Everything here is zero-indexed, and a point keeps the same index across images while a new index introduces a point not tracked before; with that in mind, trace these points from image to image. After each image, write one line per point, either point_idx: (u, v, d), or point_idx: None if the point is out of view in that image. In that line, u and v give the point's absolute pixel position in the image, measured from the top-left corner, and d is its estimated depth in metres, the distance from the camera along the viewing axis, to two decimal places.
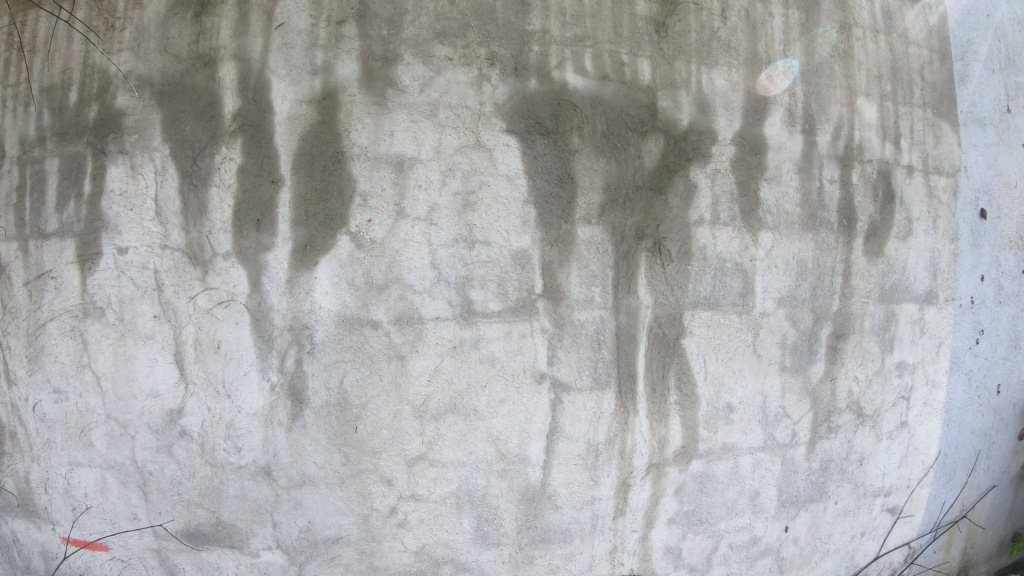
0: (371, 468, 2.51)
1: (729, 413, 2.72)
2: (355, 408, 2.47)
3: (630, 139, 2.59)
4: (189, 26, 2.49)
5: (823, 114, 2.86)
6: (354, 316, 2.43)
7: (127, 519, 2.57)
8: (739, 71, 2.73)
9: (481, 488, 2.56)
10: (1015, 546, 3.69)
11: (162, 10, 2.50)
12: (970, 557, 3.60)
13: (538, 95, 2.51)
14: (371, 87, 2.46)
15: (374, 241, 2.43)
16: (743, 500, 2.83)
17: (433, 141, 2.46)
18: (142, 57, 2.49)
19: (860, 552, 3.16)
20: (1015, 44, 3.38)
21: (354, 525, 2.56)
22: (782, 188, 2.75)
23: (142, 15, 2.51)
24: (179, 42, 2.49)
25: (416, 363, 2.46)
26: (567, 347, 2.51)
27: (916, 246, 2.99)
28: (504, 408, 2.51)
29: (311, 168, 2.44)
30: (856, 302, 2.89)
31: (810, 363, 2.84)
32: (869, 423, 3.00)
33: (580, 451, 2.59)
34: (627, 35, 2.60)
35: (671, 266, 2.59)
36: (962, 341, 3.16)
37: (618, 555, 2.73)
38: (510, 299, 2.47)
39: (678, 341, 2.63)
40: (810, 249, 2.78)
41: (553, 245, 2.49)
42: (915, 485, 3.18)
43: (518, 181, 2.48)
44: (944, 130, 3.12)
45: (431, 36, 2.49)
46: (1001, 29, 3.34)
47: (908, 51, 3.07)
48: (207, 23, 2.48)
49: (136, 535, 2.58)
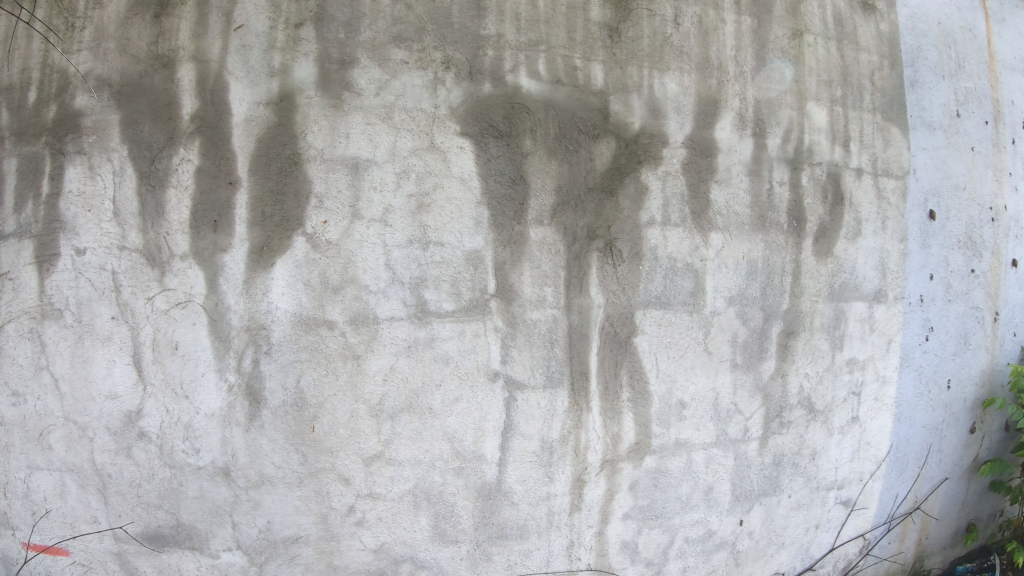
0: (328, 467, 2.53)
1: (681, 409, 2.79)
2: (311, 408, 2.49)
3: (581, 142, 2.64)
4: (149, 27, 2.49)
5: (773, 117, 2.94)
6: (310, 316, 2.45)
7: (87, 522, 2.54)
8: (691, 76, 2.79)
9: (437, 486, 2.59)
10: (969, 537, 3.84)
11: (122, 10, 2.50)
12: (924, 548, 3.73)
13: (492, 98, 2.55)
14: (328, 90, 2.48)
15: (329, 242, 2.46)
16: (697, 494, 2.90)
17: (389, 143, 2.49)
18: (101, 57, 2.49)
19: (815, 544, 3.24)
20: (963, 51, 3.53)
21: (313, 524, 2.57)
22: (732, 190, 2.82)
23: (102, 15, 2.50)
24: (138, 43, 2.49)
25: (372, 363, 2.49)
26: (520, 346, 2.56)
27: (864, 246, 3.09)
28: (459, 407, 2.54)
29: (267, 170, 2.46)
30: (806, 301, 2.97)
31: (761, 360, 2.92)
32: (820, 418, 3.09)
33: (535, 448, 2.63)
34: (581, 40, 2.66)
35: (623, 266, 2.65)
36: (911, 338, 3.27)
37: (575, 551, 2.77)
38: (463, 299, 2.51)
39: (629, 340, 2.69)
40: (759, 249, 2.86)
41: (507, 246, 2.54)
42: (867, 478, 3.27)
43: (472, 183, 2.52)
44: (892, 134, 3.22)
45: (388, 40, 2.53)
46: (949, 37, 3.47)
47: (857, 57, 3.17)
48: (167, 24, 2.49)
49: (96, 539, 2.55)
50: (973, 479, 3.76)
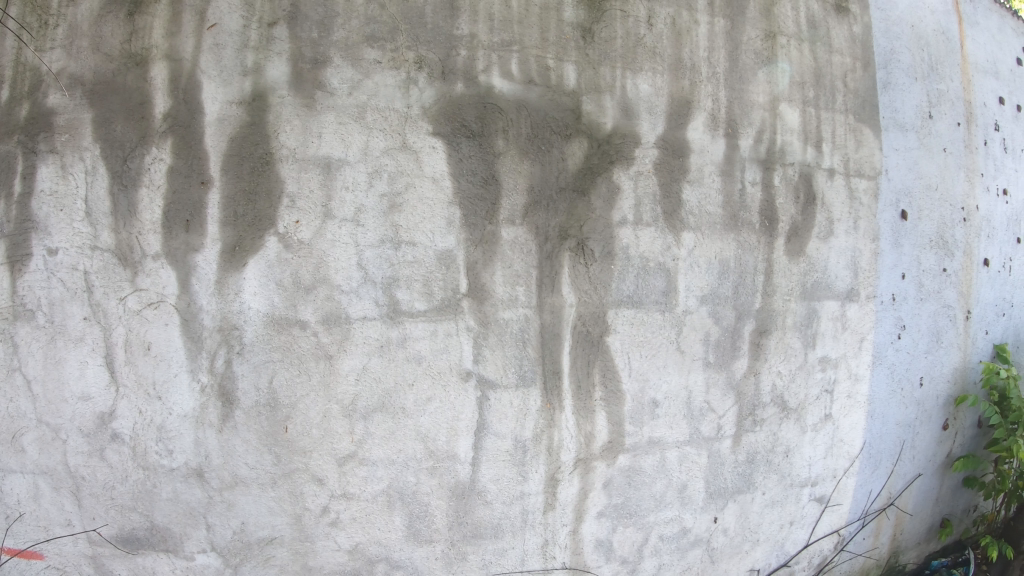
0: (302, 468, 2.52)
1: (654, 407, 2.81)
2: (284, 408, 2.48)
3: (553, 142, 2.65)
4: (122, 25, 2.47)
5: (746, 118, 2.94)
6: (282, 316, 2.45)
7: (61, 526, 2.52)
8: (664, 76, 2.79)
9: (411, 486, 2.59)
10: (942, 532, 3.93)
11: (96, 8, 2.48)
12: (899, 544, 3.79)
13: (464, 98, 2.56)
14: (300, 89, 2.47)
15: (301, 242, 2.45)
16: (671, 492, 2.91)
17: (361, 143, 2.48)
18: (74, 55, 2.46)
19: (789, 540, 3.28)
20: (936, 53, 3.60)
21: (287, 525, 2.57)
22: (704, 190, 2.83)
23: (75, 13, 2.48)
24: (112, 41, 2.47)
25: (344, 363, 2.48)
26: (493, 345, 2.57)
27: (836, 246, 3.12)
28: (432, 406, 2.55)
29: (239, 170, 2.45)
30: (778, 300, 3.00)
31: (733, 359, 2.95)
32: (793, 415, 3.12)
33: (508, 448, 2.64)
34: (554, 40, 2.65)
35: (594, 266, 2.67)
36: (884, 336, 3.31)
37: (550, 549, 2.78)
38: (435, 299, 2.52)
39: (602, 339, 2.70)
40: (731, 249, 2.89)
41: (478, 245, 2.54)
42: (840, 474, 3.32)
43: (444, 183, 2.53)
44: (865, 135, 3.26)
45: (361, 39, 2.52)
46: (922, 40, 3.53)
47: (830, 58, 3.20)
48: (140, 22, 2.48)
49: (70, 542, 2.54)
50: (947, 475, 3.87)
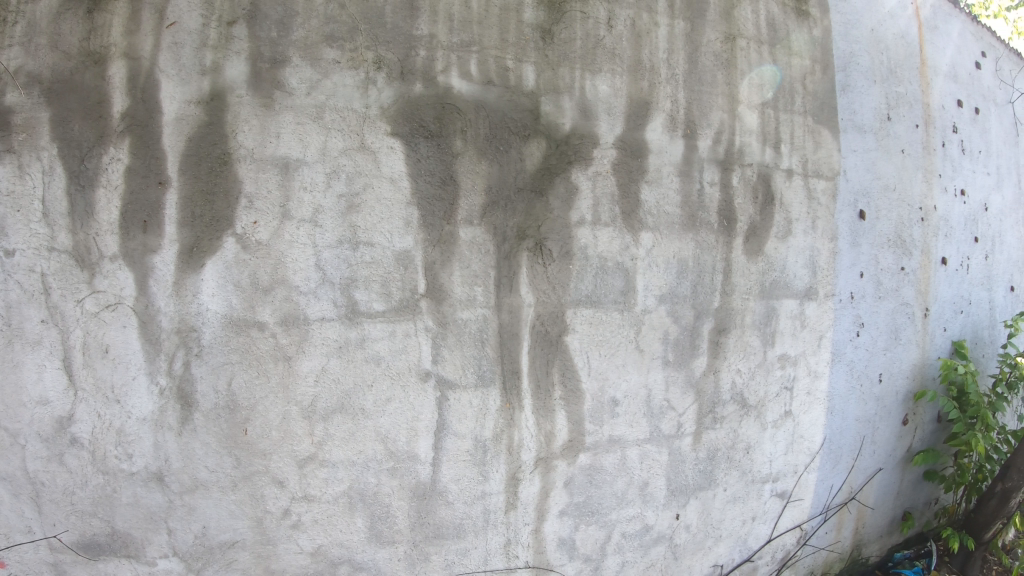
0: (262, 470, 2.50)
1: (614, 406, 2.83)
2: (243, 410, 2.46)
3: (512, 143, 2.65)
4: (81, 22, 2.40)
5: (705, 119, 2.95)
6: (240, 318, 2.42)
7: (21, 533, 2.45)
8: (623, 78, 2.79)
9: (372, 487, 2.58)
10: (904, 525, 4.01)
11: (54, 4, 2.40)
12: (861, 537, 3.85)
13: (423, 99, 2.54)
14: (258, 89, 2.44)
15: (259, 243, 2.43)
16: (632, 490, 2.93)
17: (319, 142, 2.46)
18: (32, 53, 2.37)
19: (752, 536, 3.31)
20: (895, 56, 3.66)
21: (249, 528, 2.54)
22: (662, 190, 2.86)
23: (34, 9, 2.39)
24: (70, 39, 2.39)
25: (304, 363, 2.47)
26: (451, 345, 2.57)
27: (794, 245, 3.17)
28: (391, 407, 2.54)
29: (197, 170, 2.41)
30: (737, 299, 3.04)
31: (692, 357, 2.98)
32: (753, 413, 3.16)
33: (468, 447, 2.64)
34: (513, 41, 2.64)
35: (553, 265, 2.68)
36: (842, 333, 3.38)
37: (512, 548, 2.79)
38: (394, 299, 2.51)
39: (561, 339, 2.72)
40: (689, 249, 2.92)
41: (436, 246, 2.54)
42: (801, 470, 3.37)
43: (402, 183, 2.52)
44: (823, 136, 3.31)
45: (320, 39, 2.49)
46: (881, 43, 3.59)
47: (791, 61, 3.21)
48: (100, 20, 2.40)
49: (31, 549, 2.46)
50: (908, 469, 3.95)
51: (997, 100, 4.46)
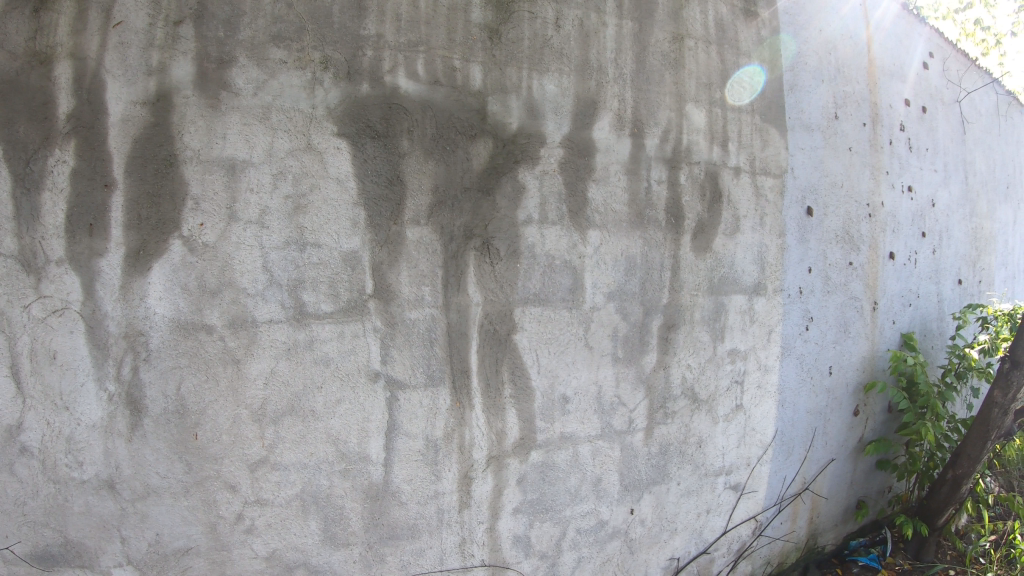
0: (213, 475, 2.41)
1: (564, 403, 2.85)
2: (192, 415, 2.37)
3: (458, 143, 2.62)
4: (27, 21, 2.27)
5: (651, 118, 2.98)
6: (187, 321, 2.34)
7: None
8: (570, 77, 2.80)
9: (325, 489, 2.51)
10: (858, 513, 4.09)
11: None
12: (817, 527, 3.92)
13: (369, 99, 2.50)
14: (204, 89, 2.34)
15: (206, 245, 2.34)
16: (586, 486, 2.94)
17: (265, 144, 2.39)
18: None
19: (707, 528, 3.34)
20: (843, 57, 3.74)
21: (202, 534, 2.43)
22: (609, 188, 2.88)
23: None
24: (16, 39, 2.26)
25: (252, 366, 2.40)
26: (400, 346, 2.55)
27: (742, 242, 3.23)
28: (341, 408, 2.49)
29: (143, 172, 2.30)
30: (685, 295, 3.08)
31: (642, 353, 3.01)
32: (704, 407, 3.20)
33: (420, 447, 2.61)
34: (460, 41, 2.62)
35: (500, 264, 2.68)
36: (792, 328, 3.45)
37: (468, 547, 2.76)
38: (341, 300, 2.47)
39: (509, 337, 2.72)
40: (637, 246, 2.95)
41: (383, 246, 2.51)
42: (754, 462, 3.42)
43: (349, 184, 2.47)
44: (771, 135, 3.35)
45: (266, 39, 2.41)
46: (829, 44, 3.66)
47: (738, 61, 3.24)
48: (46, 19, 2.27)
49: None
50: (861, 458, 4.04)
51: (944, 100, 4.57)
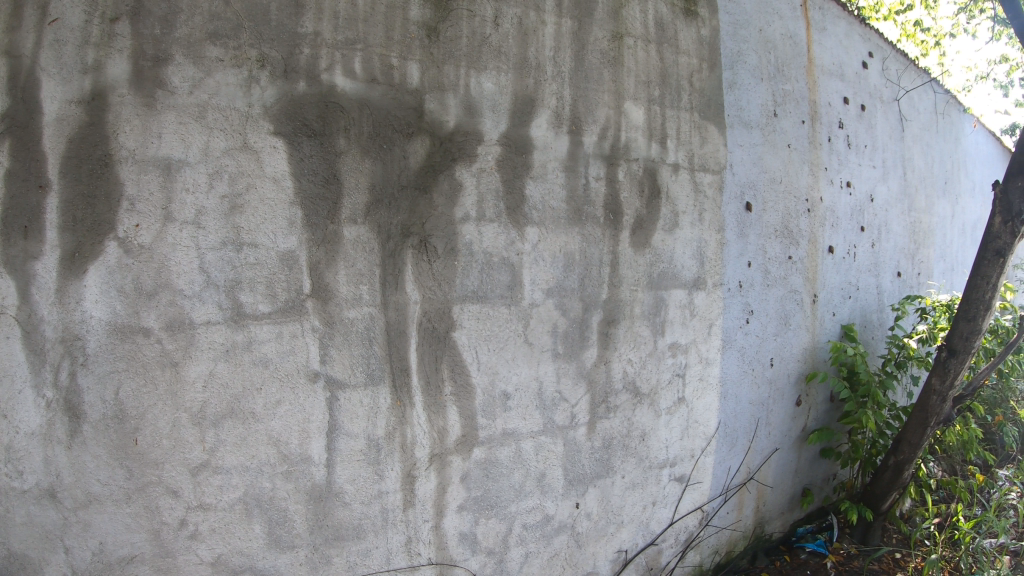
0: (155, 480, 2.32)
1: (505, 399, 2.86)
2: (132, 419, 2.29)
3: (395, 141, 2.61)
4: None
5: (590, 116, 3.01)
6: (124, 324, 2.26)
7: None
8: (508, 75, 2.81)
9: (267, 492, 2.46)
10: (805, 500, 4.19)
11: None
12: (764, 515, 3.99)
13: (306, 97, 2.47)
14: (140, 88, 2.27)
15: (142, 246, 2.27)
16: (530, 482, 2.95)
17: (201, 143, 2.33)
18: None
19: (654, 520, 3.38)
20: (782, 55, 3.82)
21: (146, 541, 2.34)
22: (548, 186, 2.90)
23: None
24: None
25: (191, 369, 2.33)
26: (339, 345, 2.52)
27: (681, 237, 3.29)
28: (282, 410, 2.45)
29: (78, 173, 2.22)
30: (625, 290, 3.13)
31: (582, 348, 3.04)
32: (646, 401, 3.25)
33: (362, 447, 2.58)
34: (399, 39, 2.60)
35: (438, 262, 2.68)
36: (732, 321, 3.53)
37: (414, 546, 2.73)
38: (278, 300, 2.44)
39: (448, 334, 2.72)
40: (575, 242, 2.98)
41: (321, 245, 2.48)
42: (699, 454, 3.49)
43: (285, 183, 2.43)
44: (710, 132, 3.40)
45: (203, 36, 2.34)
46: (769, 43, 3.73)
47: (677, 59, 3.28)
48: None
49: None
50: (805, 447, 4.14)
51: (883, 98, 4.69)
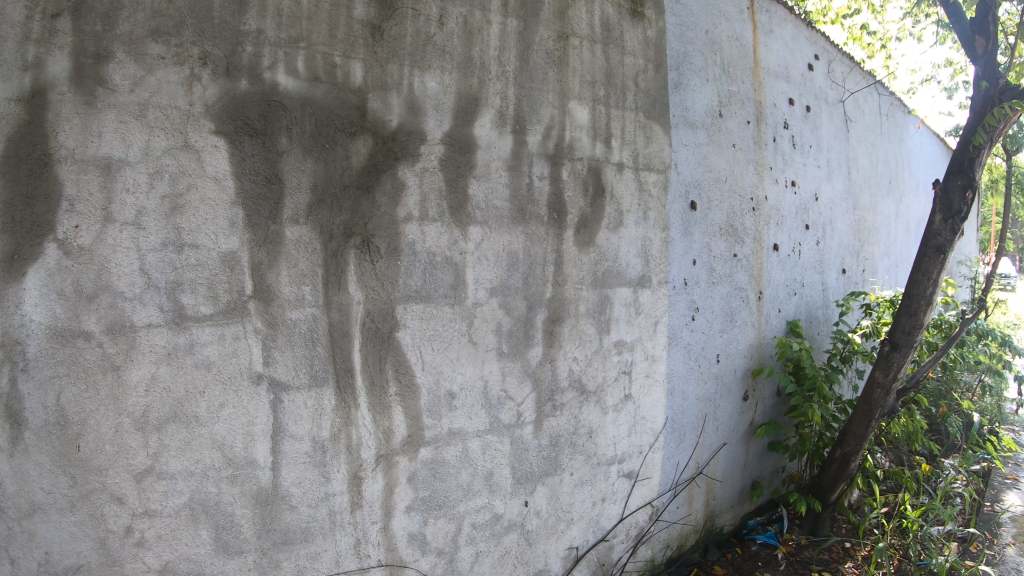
0: (99, 488, 2.22)
1: (451, 399, 2.86)
2: (74, 425, 2.18)
3: (338, 140, 2.58)
4: None
5: (534, 115, 3.03)
6: (65, 328, 2.14)
7: None
8: (452, 75, 2.81)
9: (214, 496, 2.38)
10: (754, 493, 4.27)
11: None
12: (713, 509, 4.06)
13: (248, 96, 2.41)
14: (80, 86, 2.17)
15: (81, 248, 2.17)
16: (478, 481, 2.95)
17: (142, 142, 2.25)
18: None
19: (604, 516, 3.41)
20: (729, 57, 3.89)
21: (93, 551, 2.22)
22: (491, 185, 2.91)
23: None
24: None
25: (132, 373, 2.24)
26: (282, 346, 2.49)
27: (625, 236, 3.33)
28: (225, 413, 2.39)
29: (15, 172, 2.09)
30: (569, 288, 3.16)
31: (527, 347, 3.05)
32: (593, 398, 3.28)
33: (307, 449, 2.55)
34: (342, 37, 2.58)
35: (381, 262, 2.67)
36: (678, 318, 3.59)
37: (364, 548, 2.70)
38: (220, 302, 2.38)
39: (392, 334, 2.71)
40: (519, 241, 2.99)
41: (263, 245, 2.44)
42: (647, 450, 3.53)
43: (226, 182, 2.38)
44: (654, 132, 3.45)
45: (145, 33, 2.26)
46: (715, 44, 3.79)
47: (623, 60, 3.32)
48: None
49: None
50: (753, 441, 4.23)
51: (829, 100, 4.79)
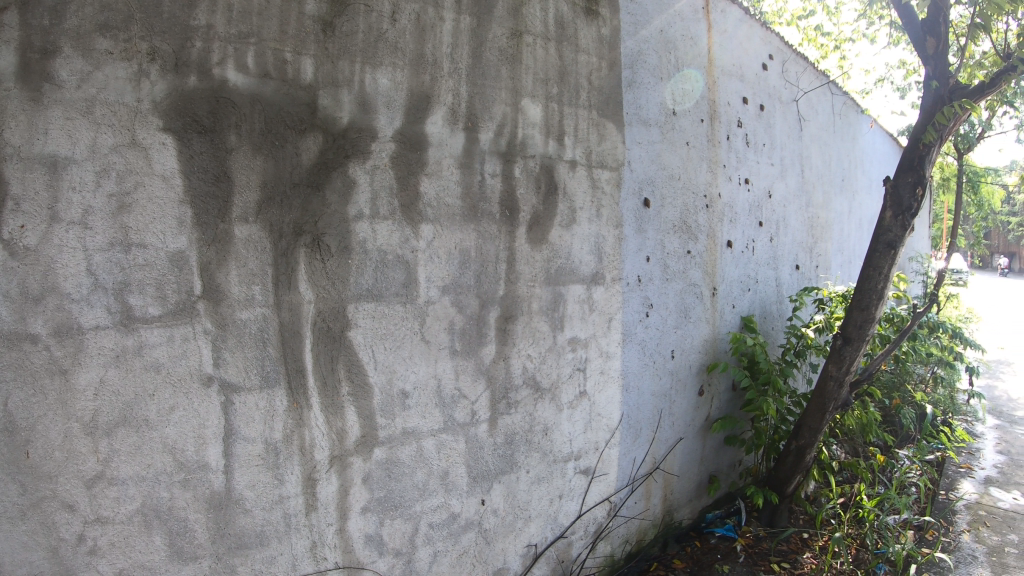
0: (49, 495, 2.14)
1: (404, 398, 2.85)
2: (22, 432, 2.10)
3: (287, 138, 2.55)
4: None
5: (486, 113, 3.02)
6: (10, 331, 2.06)
7: None
8: (404, 71, 2.79)
9: (166, 501, 2.34)
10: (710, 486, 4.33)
11: None
12: (670, 503, 4.09)
13: (197, 93, 2.36)
14: (26, 81, 2.09)
15: (27, 248, 2.09)
16: (433, 480, 2.95)
17: (88, 139, 2.18)
18: None
19: (562, 513, 3.42)
20: (682, 55, 3.92)
21: (45, 561, 2.15)
22: (443, 183, 2.90)
23: None
24: None
25: (80, 376, 2.18)
26: (233, 347, 2.44)
27: (579, 233, 3.35)
28: (176, 415, 2.34)
29: None
30: (522, 286, 3.16)
31: (481, 345, 3.05)
32: (548, 395, 3.29)
33: (260, 451, 2.52)
34: (293, 33, 2.54)
35: (331, 261, 2.64)
36: (632, 314, 3.63)
37: (320, 550, 2.67)
38: (169, 302, 2.33)
39: (343, 334, 2.69)
40: (471, 239, 2.99)
41: (211, 245, 2.39)
42: (603, 446, 3.56)
43: (174, 181, 2.32)
44: (607, 129, 3.47)
45: (93, 28, 2.20)
46: (669, 43, 3.83)
47: (576, 58, 3.33)
48: None
49: None
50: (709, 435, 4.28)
51: (782, 99, 4.87)
